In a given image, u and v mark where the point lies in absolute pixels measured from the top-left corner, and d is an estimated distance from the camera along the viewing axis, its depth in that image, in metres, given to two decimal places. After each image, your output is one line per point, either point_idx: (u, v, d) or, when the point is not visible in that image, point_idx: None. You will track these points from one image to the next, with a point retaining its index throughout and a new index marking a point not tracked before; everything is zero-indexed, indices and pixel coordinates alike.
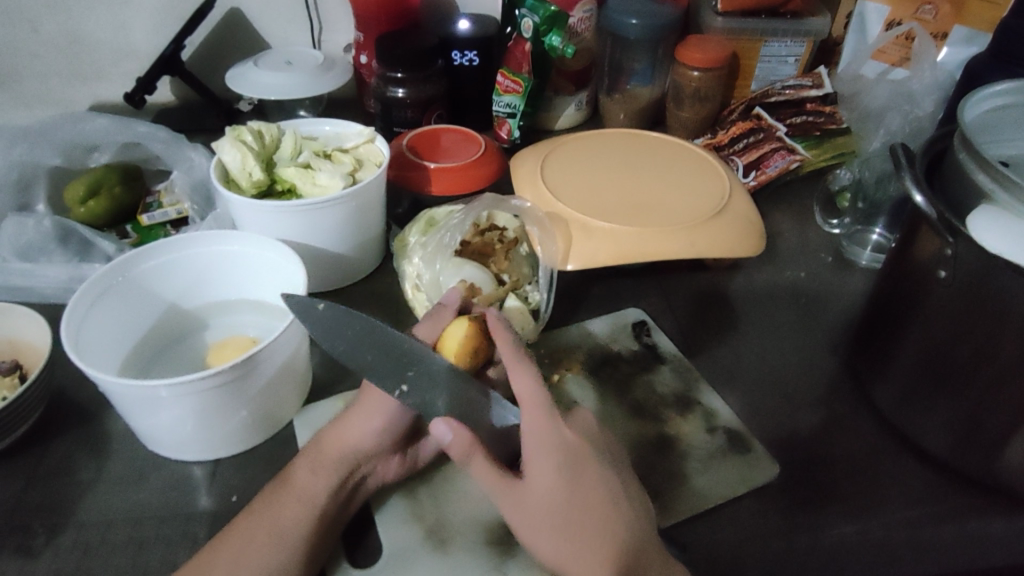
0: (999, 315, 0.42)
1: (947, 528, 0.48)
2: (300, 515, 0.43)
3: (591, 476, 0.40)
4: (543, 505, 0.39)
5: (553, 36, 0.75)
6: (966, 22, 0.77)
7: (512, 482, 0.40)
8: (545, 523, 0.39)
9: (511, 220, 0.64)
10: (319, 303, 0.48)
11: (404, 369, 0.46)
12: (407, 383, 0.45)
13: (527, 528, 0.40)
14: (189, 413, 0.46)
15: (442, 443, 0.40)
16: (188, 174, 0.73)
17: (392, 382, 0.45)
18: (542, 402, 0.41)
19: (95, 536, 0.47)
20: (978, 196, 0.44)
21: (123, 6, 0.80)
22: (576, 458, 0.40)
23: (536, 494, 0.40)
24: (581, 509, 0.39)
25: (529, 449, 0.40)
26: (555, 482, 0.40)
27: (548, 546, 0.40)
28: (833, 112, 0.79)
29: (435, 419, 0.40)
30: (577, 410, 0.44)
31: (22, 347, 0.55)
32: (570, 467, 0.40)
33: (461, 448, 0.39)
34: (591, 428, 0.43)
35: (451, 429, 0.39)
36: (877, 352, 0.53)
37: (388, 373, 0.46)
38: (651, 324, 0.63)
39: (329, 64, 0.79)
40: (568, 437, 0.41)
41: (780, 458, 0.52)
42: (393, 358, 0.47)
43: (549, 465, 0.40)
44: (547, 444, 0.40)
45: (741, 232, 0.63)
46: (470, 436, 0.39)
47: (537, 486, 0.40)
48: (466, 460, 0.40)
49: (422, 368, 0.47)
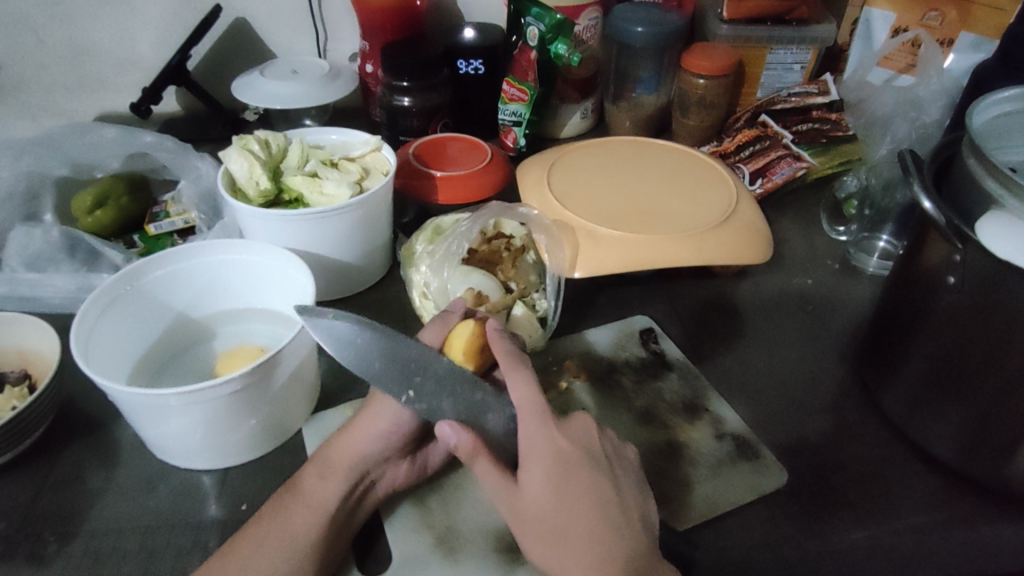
0: (1008, 324, 0.42)
1: (958, 534, 0.48)
2: (312, 523, 0.43)
3: (581, 483, 0.40)
4: (536, 511, 0.39)
5: (558, 44, 0.75)
6: (973, 28, 0.77)
7: (510, 486, 0.40)
8: (537, 528, 0.40)
9: (517, 229, 0.64)
10: (326, 312, 0.47)
11: (410, 376, 0.46)
12: (413, 390, 0.45)
13: (524, 533, 0.40)
14: (198, 421, 0.46)
15: (447, 445, 0.41)
16: (195, 183, 0.73)
17: (398, 389, 0.45)
18: (535, 409, 0.41)
19: (105, 544, 0.47)
20: (988, 202, 0.44)
21: (130, 17, 0.80)
22: (567, 465, 0.40)
23: (529, 500, 0.40)
24: (570, 518, 0.39)
25: (523, 453, 0.41)
26: (543, 489, 0.40)
27: (540, 554, 0.40)
28: (839, 119, 0.80)
29: (440, 422, 0.41)
30: (574, 416, 0.43)
31: (32, 356, 0.55)
32: (560, 474, 0.40)
33: (466, 449, 0.40)
34: (586, 430, 0.43)
35: (456, 431, 0.40)
36: (885, 358, 0.53)
37: (394, 378, 0.45)
38: (658, 330, 0.63)
39: (335, 74, 0.79)
40: (561, 444, 0.41)
41: (790, 464, 0.52)
42: (404, 362, 0.46)
43: (540, 471, 0.40)
44: (539, 450, 0.40)
45: (748, 239, 0.63)
46: (473, 439, 0.40)
47: (530, 491, 0.40)
48: (471, 462, 0.41)
49: (429, 372, 0.46)
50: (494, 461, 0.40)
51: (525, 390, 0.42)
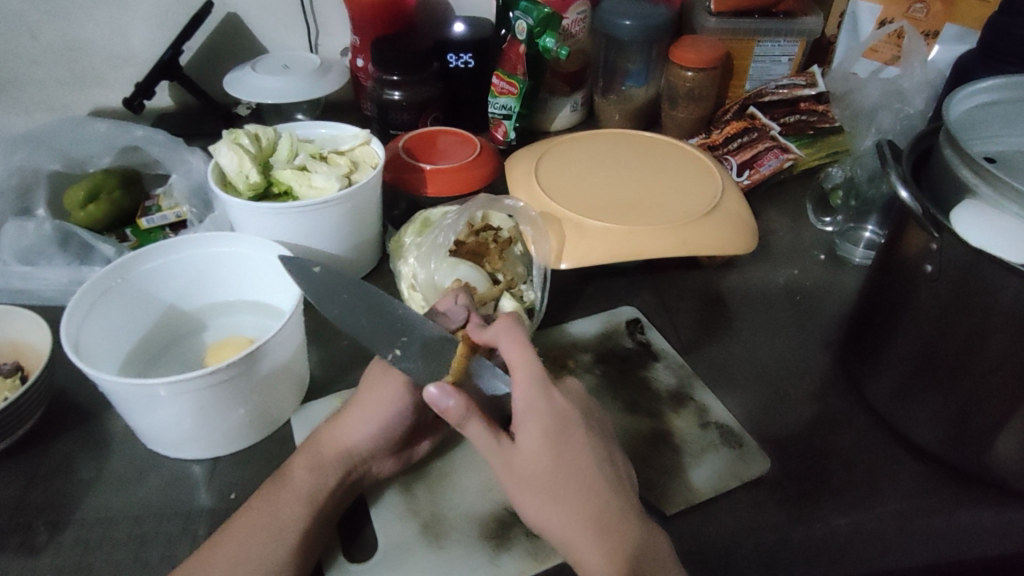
0: (987, 313, 0.42)
1: (938, 519, 0.48)
2: (300, 511, 0.44)
3: (576, 442, 0.41)
4: (533, 469, 0.40)
5: (547, 37, 0.75)
6: (957, 21, 0.78)
7: (503, 445, 0.41)
8: (531, 484, 0.40)
9: (505, 221, 0.65)
10: (313, 265, 0.52)
11: (396, 337, 0.49)
12: (399, 348, 0.48)
13: (516, 487, 0.41)
14: (187, 412, 0.47)
15: (437, 409, 0.41)
16: (187, 177, 0.74)
17: (385, 347, 0.48)
18: (535, 372, 0.41)
19: (96, 533, 0.47)
20: (964, 191, 0.45)
21: (121, 13, 0.81)
22: (564, 423, 0.41)
23: (524, 457, 0.40)
24: (567, 476, 0.40)
25: (518, 412, 0.41)
26: (542, 448, 0.40)
27: (533, 507, 0.41)
28: (826, 111, 0.81)
29: (428, 386, 0.41)
30: (567, 381, 0.46)
31: (23, 349, 0.56)
32: (558, 433, 0.40)
33: (458, 412, 0.40)
34: (581, 400, 0.44)
35: (448, 393, 0.40)
36: (866, 348, 0.54)
37: (382, 338, 0.48)
38: (644, 321, 0.64)
39: (325, 68, 0.79)
40: (559, 404, 0.41)
41: (774, 452, 0.53)
42: (388, 322, 0.50)
43: (537, 429, 0.40)
44: (538, 411, 0.40)
45: (734, 229, 0.63)
46: (466, 400, 0.40)
47: (525, 449, 0.40)
48: (463, 423, 0.41)
49: (414, 335, 0.49)
50: (486, 422, 0.41)
51: (520, 352, 0.42)
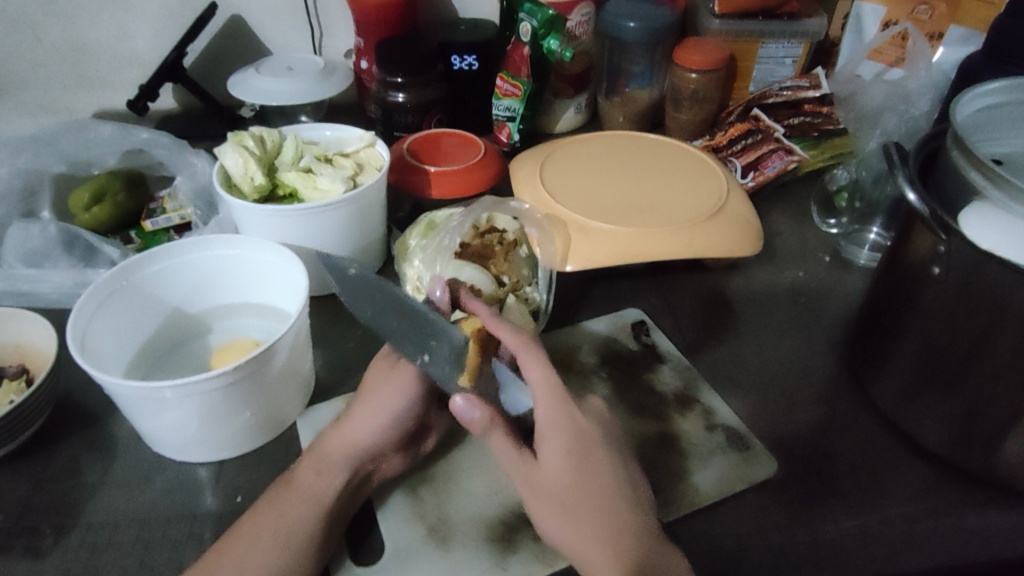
0: (996, 317, 0.42)
1: (946, 522, 0.48)
2: (307, 514, 0.44)
3: (597, 459, 0.41)
4: (554, 483, 0.41)
5: (551, 40, 0.76)
6: (961, 22, 0.77)
7: (526, 460, 0.41)
8: (552, 498, 0.41)
9: (510, 223, 0.64)
10: (347, 266, 0.53)
11: (427, 339, 0.48)
12: (427, 354, 0.48)
13: (537, 501, 0.42)
14: (193, 414, 0.47)
15: (461, 419, 0.41)
16: (191, 179, 0.74)
17: (414, 352, 0.48)
18: (556, 389, 0.41)
19: (102, 536, 0.47)
20: (973, 193, 0.45)
21: (125, 15, 0.81)
22: (585, 441, 0.41)
23: (546, 473, 0.41)
24: (586, 492, 0.40)
25: (541, 427, 0.41)
26: (563, 464, 0.41)
27: (551, 520, 0.41)
28: (831, 112, 0.80)
29: (453, 396, 0.41)
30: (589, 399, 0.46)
31: (28, 351, 0.56)
32: (579, 449, 0.41)
33: (482, 424, 0.40)
34: (603, 419, 0.44)
35: (472, 405, 0.40)
36: (873, 350, 0.54)
37: (410, 342, 0.49)
38: (650, 324, 0.64)
39: (329, 70, 0.79)
40: (580, 421, 0.42)
41: (780, 455, 0.52)
42: (418, 326, 0.49)
43: (557, 444, 0.41)
44: (560, 427, 0.41)
45: (739, 231, 0.63)
46: (491, 411, 0.41)
47: (548, 463, 0.41)
48: (486, 434, 0.41)
49: (444, 338, 0.48)
50: (510, 436, 0.41)
51: (540, 372, 0.41)
